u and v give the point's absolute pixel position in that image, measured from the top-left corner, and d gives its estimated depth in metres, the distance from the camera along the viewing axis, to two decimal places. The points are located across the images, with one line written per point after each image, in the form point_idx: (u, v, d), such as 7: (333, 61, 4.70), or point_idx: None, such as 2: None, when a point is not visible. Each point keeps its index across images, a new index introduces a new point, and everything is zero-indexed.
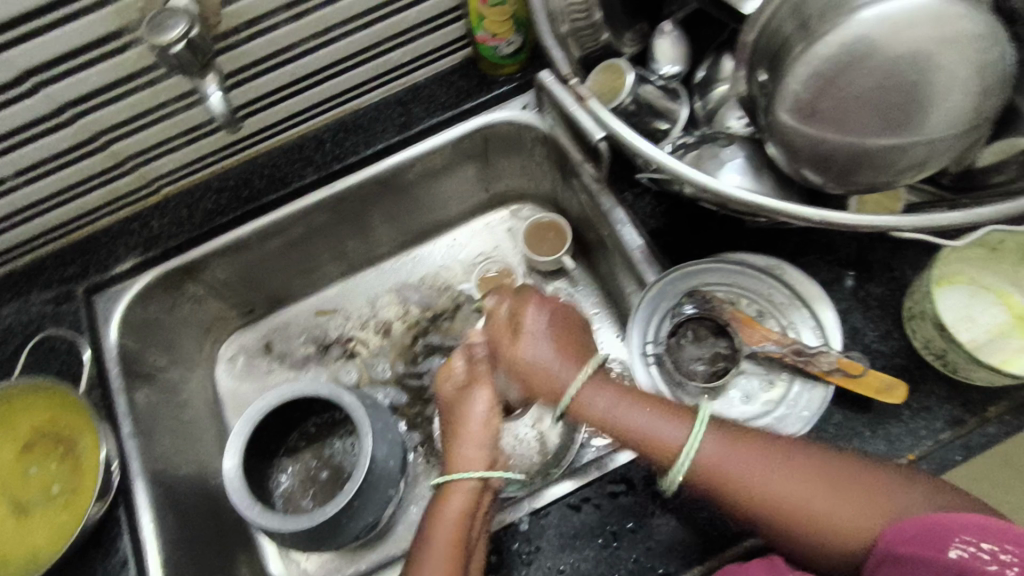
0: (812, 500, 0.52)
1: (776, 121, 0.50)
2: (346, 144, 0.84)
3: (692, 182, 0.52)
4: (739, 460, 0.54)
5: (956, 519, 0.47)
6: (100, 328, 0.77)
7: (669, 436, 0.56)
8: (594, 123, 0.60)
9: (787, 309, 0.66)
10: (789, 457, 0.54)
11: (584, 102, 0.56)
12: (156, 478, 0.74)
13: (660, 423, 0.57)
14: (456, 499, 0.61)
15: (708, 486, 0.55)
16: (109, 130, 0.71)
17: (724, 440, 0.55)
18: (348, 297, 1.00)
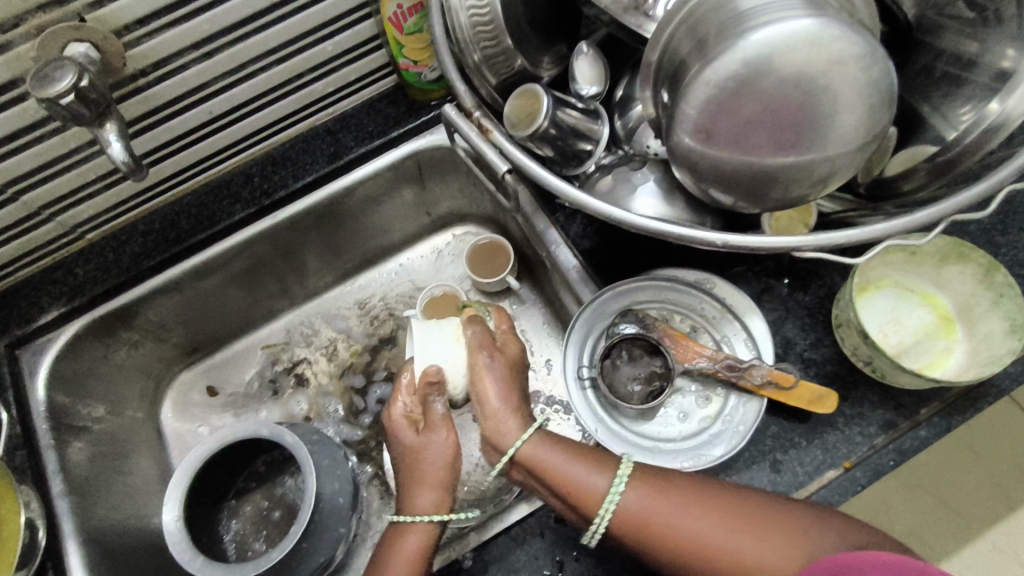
0: (730, 548, 0.52)
1: (678, 144, 0.50)
2: (275, 178, 0.82)
3: (600, 213, 0.52)
4: (660, 510, 0.54)
5: (863, 557, 0.46)
6: (25, 384, 0.74)
7: (591, 489, 0.56)
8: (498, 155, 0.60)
9: (719, 323, 0.66)
10: (707, 503, 0.54)
11: (489, 134, 0.59)
12: (91, 537, 0.71)
13: (585, 475, 0.57)
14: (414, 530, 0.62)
15: (631, 536, 0.55)
16: (18, 180, 0.68)
17: (648, 488, 0.55)
18: (293, 330, 0.98)
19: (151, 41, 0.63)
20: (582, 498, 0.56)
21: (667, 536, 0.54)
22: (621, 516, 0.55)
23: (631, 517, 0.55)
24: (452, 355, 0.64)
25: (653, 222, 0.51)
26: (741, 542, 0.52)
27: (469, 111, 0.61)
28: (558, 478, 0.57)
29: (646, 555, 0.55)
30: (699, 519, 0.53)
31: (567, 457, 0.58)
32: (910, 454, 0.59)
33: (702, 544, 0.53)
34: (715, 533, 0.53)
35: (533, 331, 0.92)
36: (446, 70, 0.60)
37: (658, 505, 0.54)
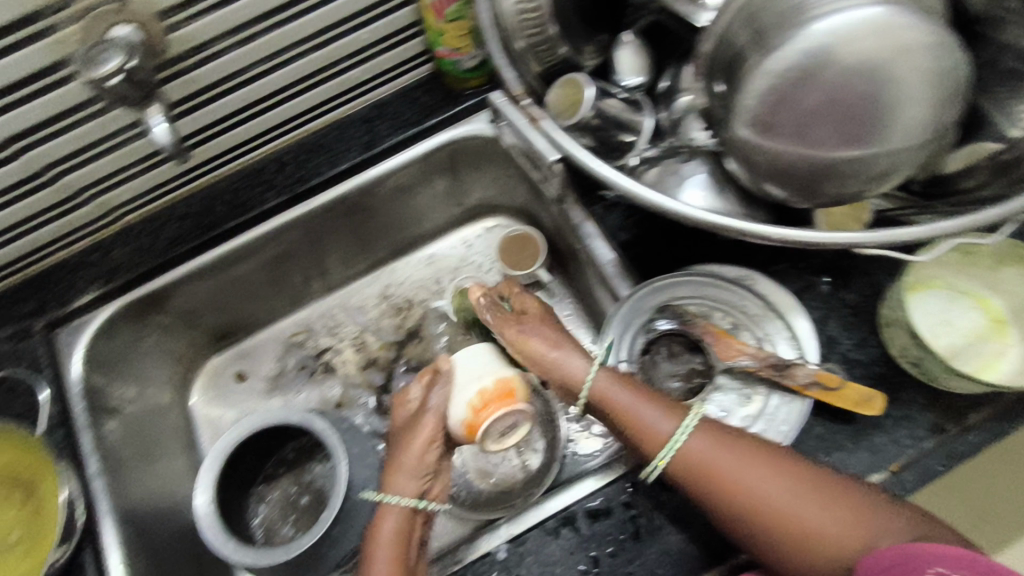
0: (790, 511, 0.52)
1: (735, 137, 0.49)
2: (310, 165, 0.82)
3: (653, 205, 0.51)
4: (727, 466, 0.53)
5: (936, 548, 0.46)
6: (62, 365, 0.75)
7: (656, 431, 0.56)
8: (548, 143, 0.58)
9: (761, 321, 0.65)
10: (775, 465, 0.53)
11: (538, 123, 0.58)
12: (126, 517, 0.71)
13: (653, 418, 0.56)
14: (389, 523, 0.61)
15: (687, 482, 0.55)
16: (60, 161, 0.68)
17: (719, 443, 0.54)
18: (323, 318, 0.98)
19: (195, 24, 0.63)
20: (645, 439, 0.56)
21: (728, 490, 0.53)
22: (683, 465, 0.55)
23: (694, 467, 0.54)
24: (480, 361, 0.62)
25: (708, 214, 0.50)
26: (806, 509, 0.51)
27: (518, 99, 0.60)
28: (624, 415, 0.57)
29: (700, 504, 0.55)
30: (766, 480, 0.53)
31: (638, 396, 0.57)
32: (960, 459, 0.58)
33: (763, 503, 0.52)
34: (779, 495, 0.52)
35: (563, 325, 0.92)
36: (490, 52, 0.60)
37: (726, 461, 0.54)
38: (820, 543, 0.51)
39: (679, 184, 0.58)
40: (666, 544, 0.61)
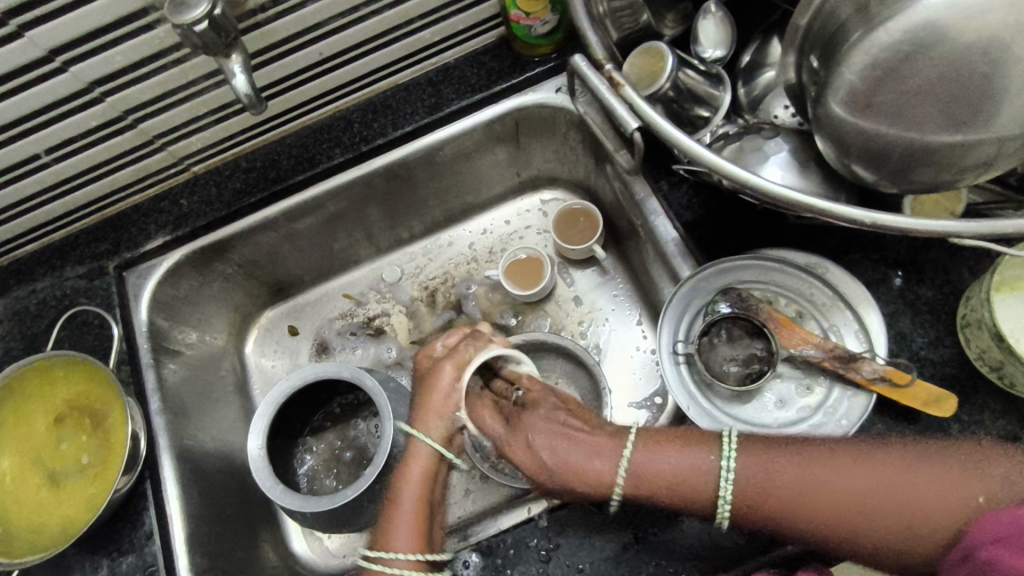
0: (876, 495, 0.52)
1: (827, 113, 0.47)
2: (375, 126, 0.82)
3: (732, 178, 0.49)
4: (790, 476, 0.54)
5: None
6: (131, 304, 0.78)
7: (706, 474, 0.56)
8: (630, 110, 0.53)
9: (830, 311, 0.63)
10: (832, 458, 0.54)
11: (619, 88, 0.54)
12: (182, 454, 0.74)
13: (698, 461, 0.56)
14: (409, 479, 0.60)
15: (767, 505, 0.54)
16: (139, 108, 0.70)
17: (760, 453, 0.55)
18: (375, 280, 1.00)
19: None
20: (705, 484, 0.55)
21: (796, 499, 0.53)
22: (750, 485, 0.54)
23: (761, 485, 0.54)
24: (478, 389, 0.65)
25: (789, 191, 0.48)
26: (893, 487, 0.52)
27: (601, 64, 0.56)
28: (669, 478, 0.56)
29: (791, 522, 0.54)
30: (833, 475, 0.53)
31: (674, 452, 0.57)
32: None
33: (851, 497, 0.52)
34: (847, 490, 0.52)
35: (612, 304, 0.92)
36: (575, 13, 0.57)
37: (781, 468, 0.54)
38: (928, 512, 0.50)
39: (759, 159, 0.55)
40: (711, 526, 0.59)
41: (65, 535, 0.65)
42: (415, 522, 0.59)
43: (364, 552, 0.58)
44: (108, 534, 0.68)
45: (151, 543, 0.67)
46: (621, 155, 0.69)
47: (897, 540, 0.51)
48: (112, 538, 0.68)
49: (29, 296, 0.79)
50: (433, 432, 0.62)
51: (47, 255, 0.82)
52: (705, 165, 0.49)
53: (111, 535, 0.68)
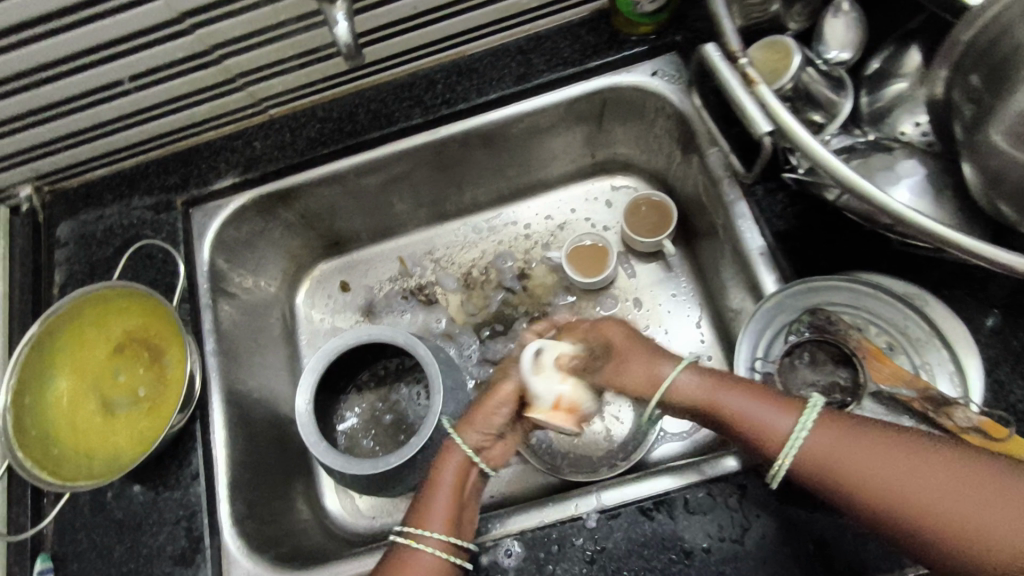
0: (952, 504, 0.45)
1: (984, 141, 0.44)
2: (458, 90, 0.79)
3: (864, 197, 0.45)
4: (861, 456, 0.47)
5: None
6: (195, 242, 0.77)
7: (770, 427, 0.50)
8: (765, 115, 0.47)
9: (923, 346, 0.59)
10: (912, 452, 0.47)
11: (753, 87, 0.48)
12: (230, 399, 0.74)
13: (766, 412, 0.51)
14: (444, 470, 0.59)
15: (822, 476, 0.48)
16: (227, 44, 0.69)
17: (834, 427, 0.49)
18: (432, 246, 0.98)
19: None
20: (760, 435, 0.51)
21: (864, 483, 0.47)
22: (808, 453, 0.49)
23: (825, 455, 0.48)
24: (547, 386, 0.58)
25: (926, 219, 0.44)
26: (976, 503, 0.45)
27: (734, 56, 0.49)
28: (720, 408, 0.53)
29: (844, 499, 0.48)
30: (906, 468, 0.47)
31: (740, 392, 0.52)
32: None
33: (921, 497, 0.46)
34: (927, 492, 0.46)
35: (673, 304, 0.89)
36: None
37: (859, 449, 0.48)
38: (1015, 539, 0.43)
39: (887, 178, 0.51)
40: (766, 553, 0.57)
41: (116, 465, 0.66)
42: (447, 511, 0.58)
43: (397, 528, 0.58)
44: (155, 470, 0.68)
45: (196, 484, 0.68)
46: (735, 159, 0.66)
47: (963, 554, 0.45)
48: (159, 474, 0.68)
49: (97, 222, 0.79)
50: (469, 439, 0.60)
51: (116, 182, 0.81)
52: (846, 185, 0.45)
53: (158, 470, 0.68)
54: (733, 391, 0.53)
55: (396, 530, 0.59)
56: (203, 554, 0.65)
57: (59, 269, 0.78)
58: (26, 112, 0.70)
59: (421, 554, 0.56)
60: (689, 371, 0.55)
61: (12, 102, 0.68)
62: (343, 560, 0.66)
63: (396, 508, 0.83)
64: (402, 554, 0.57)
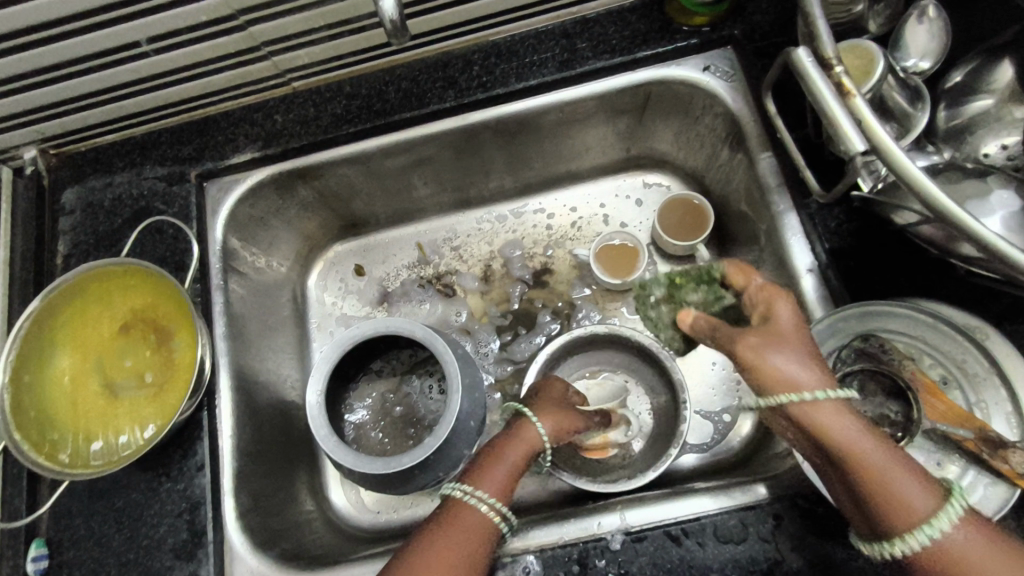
0: None
1: None
2: (496, 72, 0.74)
3: (965, 233, 0.40)
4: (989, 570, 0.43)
5: None
6: (208, 219, 0.73)
7: (909, 507, 0.45)
8: (859, 133, 0.41)
9: (980, 383, 0.55)
10: None
11: (847, 99, 0.41)
12: (238, 387, 0.71)
13: (909, 489, 0.45)
14: (509, 451, 0.60)
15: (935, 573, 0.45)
16: (255, 9, 0.63)
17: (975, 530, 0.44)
18: (452, 234, 0.94)
19: None
20: (892, 510, 0.45)
21: None
22: (936, 551, 0.44)
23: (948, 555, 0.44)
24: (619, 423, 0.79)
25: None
26: None
27: (827, 62, 0.43)
28: (863, 470, 0.45)
29: None
30: None
31: (891, 459, 0.45)
32: None
33: None
34: None
35: None
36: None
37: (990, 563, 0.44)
38: None
39: (980, 208, 0.47)
40: None
41: (111, 446, 0.63)
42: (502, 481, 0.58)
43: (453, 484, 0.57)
44: (158, 458, 0.65)
45: (200, 475, 0.64)
46: (811, 179, 0.58)
47: None
48: (162, 462, 0.65)
49: (105, 190, 0.75)
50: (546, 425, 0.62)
51: (127, 148, 0.77)
52: (950, 221, 0.40)
53: (160, 458, 0.65)
54: (879, 447, 0.46)
55: (451, 484, 0.58)
56: (205, 549, 0.62)
57: (63, 238, 0.74)
58: (35, 70, 0.66)
59: (472, 513, 0.56)
60: (846, 411, 0.46)
61: (19, 57, 0.64)
62: (352, 564, 0.63)
63: (402, 505, 0.81)
64: (456, 507, 0.57)
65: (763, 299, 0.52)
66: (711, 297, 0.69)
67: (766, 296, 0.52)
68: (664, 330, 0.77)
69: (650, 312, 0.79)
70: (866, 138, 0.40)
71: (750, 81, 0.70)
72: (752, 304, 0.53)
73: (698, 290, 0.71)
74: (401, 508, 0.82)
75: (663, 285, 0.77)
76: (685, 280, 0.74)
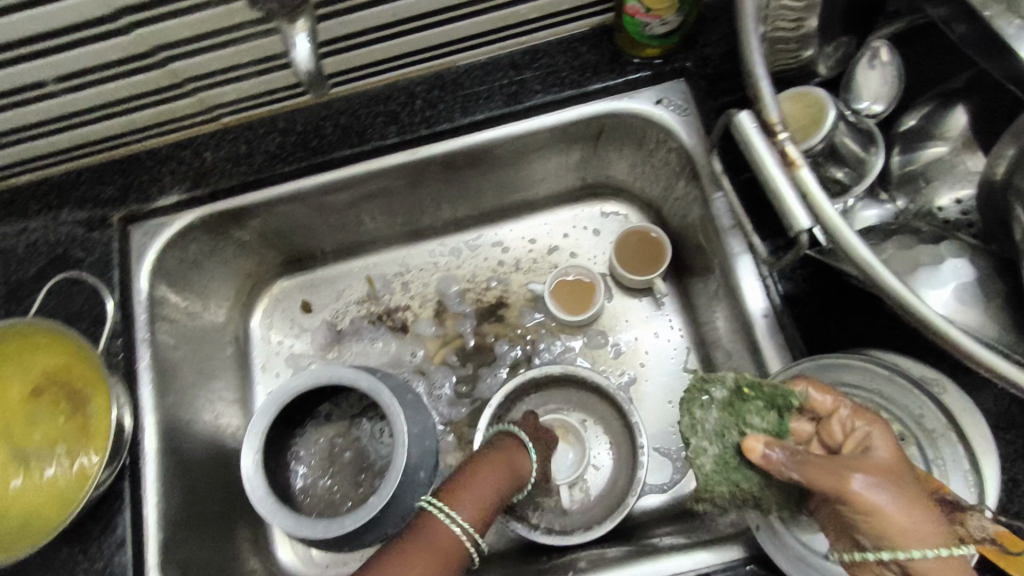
0: None
1: None
2: (440, 107, 0.70)
3: (908, 312, 0.37)
4: None
5: None
6: (131, 268, 0.68)
7: None
8: (804, 207, 0.38)
9: (937, 440, 0.53)
10: None
11: (794, 167, 0.39)
12: (168, 447, 0.66)
13: None
14: (489, 471, 0.59)
15: None
16: (170, 47, 0.59)
17: None
18: (404, 267, 0.90)
19: None
20: None
21: None
22: None
23: None
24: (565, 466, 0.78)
25: (974, 343, 0.36)
26: None
27: (772, 128, 0.40)
28: None
29: None
30: None
31: None
32: None
33: None
34: None
35: (662, 345, 0.83)
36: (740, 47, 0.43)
37: None
38: None
39: (930, 277, 0.45)
40: None
41: (34, 482, 0.60)
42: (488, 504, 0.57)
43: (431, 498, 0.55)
44: (76, 534, 0.60)
45: (122, 552, 0.60)
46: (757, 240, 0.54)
47: None
48: (79, 539, 0.60)
49: (18, 236, 0.69)
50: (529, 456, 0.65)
51: (44, 190, 0.71)
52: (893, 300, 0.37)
53: (77, 535, 0.60)
54: None
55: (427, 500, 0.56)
56: None
57: None
58: None
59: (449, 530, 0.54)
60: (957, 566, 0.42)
61: None
62: None
63: (351, 559, 0.77)
64: (430, 525, 0.54)
65: (853, 422, 0.47)
66: (779, 436, 0.51)
67: (858, 419, 0.47)
68: (703, 444, 0.54)
69: (697, 411, 0.55)
70: (811, 212, 0.38)
71: (704, 116, 0.67)
72: (839, 429, 0.48)
73: (766, 416, 0.52)
74: (351, 562, 0.78)
75: (727, 388, 0.55)
76: (756, 396, 0.53)
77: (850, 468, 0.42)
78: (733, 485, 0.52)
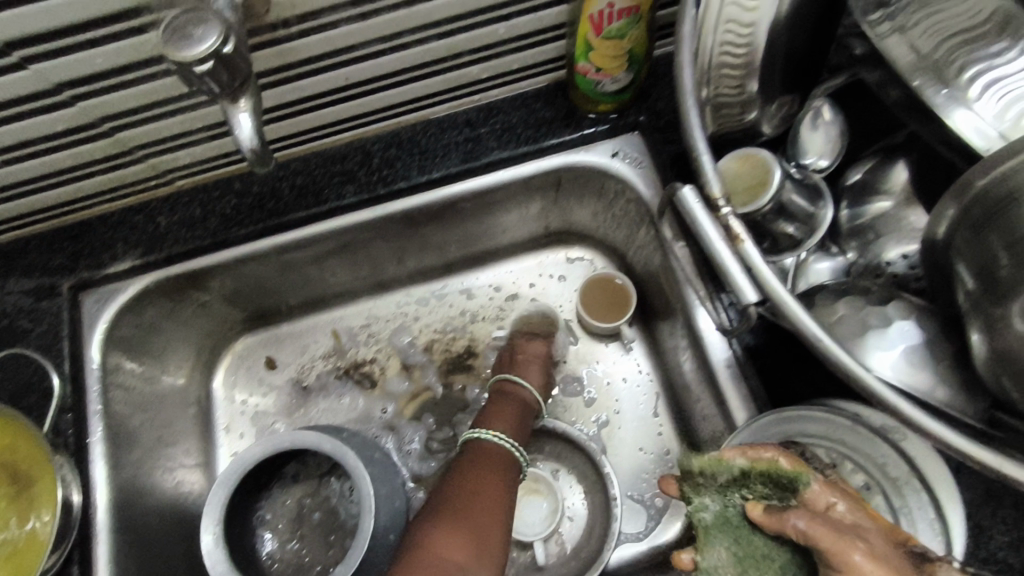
0: None
1: (1002, 319, 0.40)
2: (397, 165, 0.71)
3: (847, 376, 0.39)
4: None
5: None
6: (82, 338, 0.66)
7: None
8: (751, 282, 0.40)
9: (902, 488, 0.53)
10: None
11: (737, 243, 0.41)
12: (123, 522, 0.64)
13: None
14: (504, 413, 0.75)
15: None
16: (118, 117, 0.59)
17: None
18: (370, 319, 0.88)
19: None
20: None
21: None
22: None
23: None
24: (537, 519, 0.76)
25: (906, 404, 0.38)
26: None
27: (714, 203, 0.42)
28: None
29: None
30: None
31: None
32: None
33: None
34: None
35: (633, 389, 0.83)
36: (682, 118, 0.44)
37: None
38: None
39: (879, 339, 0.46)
40: None
41: None
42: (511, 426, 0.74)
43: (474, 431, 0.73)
44: None
45: None
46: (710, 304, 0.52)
47: None
48: None
49: None
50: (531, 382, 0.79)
51: None
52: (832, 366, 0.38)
53: None
54: None
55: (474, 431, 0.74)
56: None
57: None
58: None
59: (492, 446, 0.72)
60: None
61: None
62: None
63: None
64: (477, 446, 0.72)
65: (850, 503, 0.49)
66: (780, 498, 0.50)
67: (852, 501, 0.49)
68: (706, 499, 0.54)
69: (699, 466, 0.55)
70: (758, 288, 0.40)
71: (659, 168, 0.68)
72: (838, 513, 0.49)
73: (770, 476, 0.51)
74: None
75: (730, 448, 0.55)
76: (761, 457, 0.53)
77: (845, 536, 0.44)
78: (735, 541, 0.52)
